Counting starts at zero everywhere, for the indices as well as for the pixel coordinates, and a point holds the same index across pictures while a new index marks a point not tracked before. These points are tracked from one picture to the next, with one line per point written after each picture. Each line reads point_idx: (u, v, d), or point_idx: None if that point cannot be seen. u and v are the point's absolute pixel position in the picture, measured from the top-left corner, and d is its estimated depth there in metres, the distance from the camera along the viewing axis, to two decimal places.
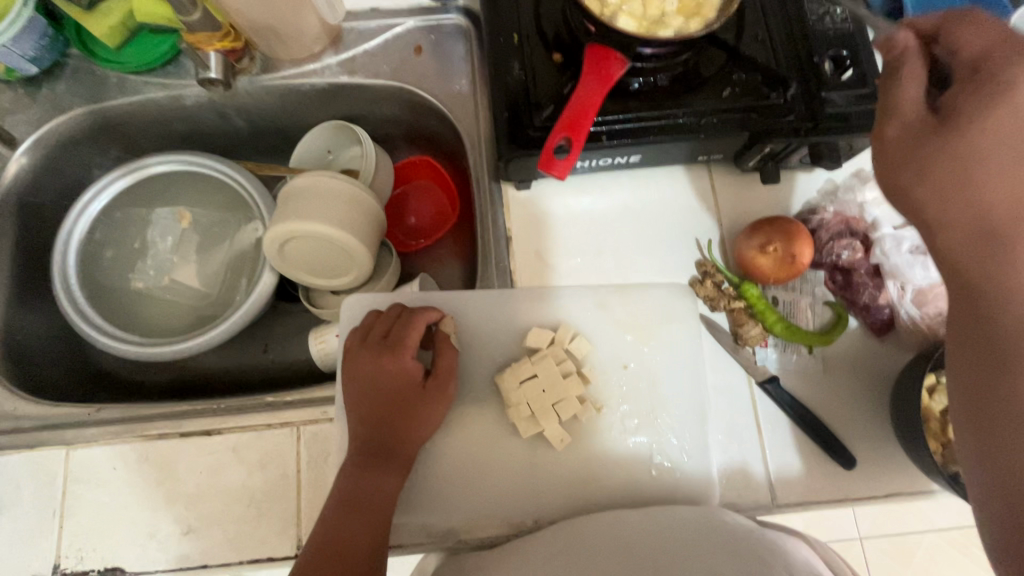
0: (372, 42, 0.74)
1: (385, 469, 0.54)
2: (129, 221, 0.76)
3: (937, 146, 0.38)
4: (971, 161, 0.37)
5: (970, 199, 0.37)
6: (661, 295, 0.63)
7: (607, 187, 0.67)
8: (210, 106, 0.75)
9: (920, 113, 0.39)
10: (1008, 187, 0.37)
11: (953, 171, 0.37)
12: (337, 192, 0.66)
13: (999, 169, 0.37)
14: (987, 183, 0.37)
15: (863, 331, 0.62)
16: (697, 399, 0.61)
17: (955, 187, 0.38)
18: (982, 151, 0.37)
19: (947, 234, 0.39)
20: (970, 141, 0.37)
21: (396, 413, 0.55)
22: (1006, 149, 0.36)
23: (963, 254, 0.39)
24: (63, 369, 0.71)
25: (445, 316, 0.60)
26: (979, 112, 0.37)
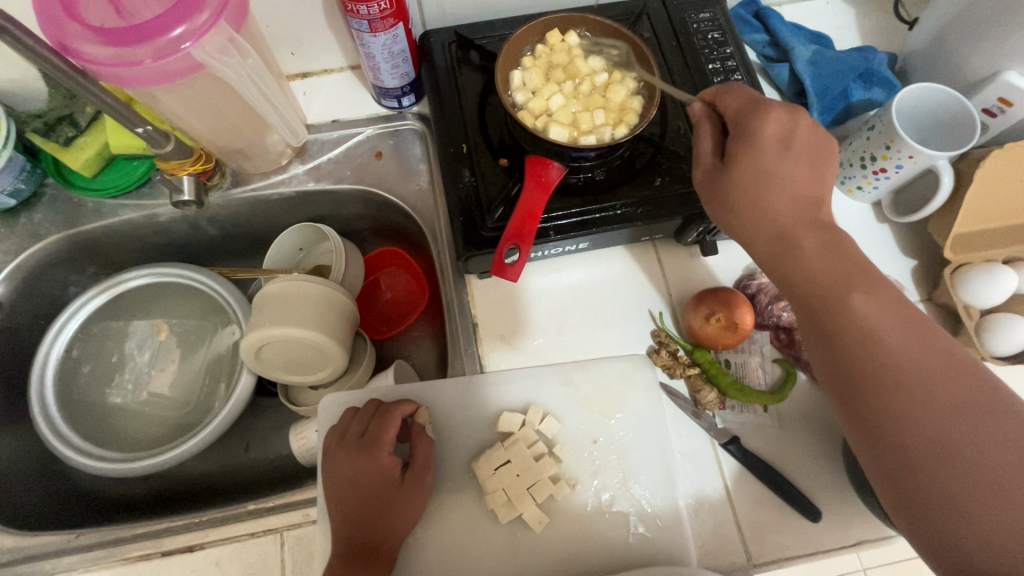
0: (335, 152, 0.80)
1: (368, 570, 0.55)
2: (107, 335, 0.78)
3: (725, 180, 0.52)
4: (750, 191, 0.51)
5: (760, 216, 0.51)
6: (621, 368, 0.67)
7: (562, 268, 0.72)
8: (183, 219, 0.79)
9: (715, 160, 0.54)
10: (778, 204, 0.50)
11: (737, 197, 0.51)
12: (307, 295, 0.70)
13: (768, 193, 0.50)
14: (765, 205, 0.51)
15: (812, 385, 0.66)
16: (665, 466, 0.63)
17: (745, 207, 0.51)
18: (751, 181, 0.51)
19: (755, 247, 0.52)
20: (747, 175, 0.51)
21: (375, 513, 0.57)
22: (766, 175, 0.50)
23: (770, 257, 0.52)
24: (39, 493, 0.71)
25: (420, 407, 0.63)
26: (743, 153, 0.51)
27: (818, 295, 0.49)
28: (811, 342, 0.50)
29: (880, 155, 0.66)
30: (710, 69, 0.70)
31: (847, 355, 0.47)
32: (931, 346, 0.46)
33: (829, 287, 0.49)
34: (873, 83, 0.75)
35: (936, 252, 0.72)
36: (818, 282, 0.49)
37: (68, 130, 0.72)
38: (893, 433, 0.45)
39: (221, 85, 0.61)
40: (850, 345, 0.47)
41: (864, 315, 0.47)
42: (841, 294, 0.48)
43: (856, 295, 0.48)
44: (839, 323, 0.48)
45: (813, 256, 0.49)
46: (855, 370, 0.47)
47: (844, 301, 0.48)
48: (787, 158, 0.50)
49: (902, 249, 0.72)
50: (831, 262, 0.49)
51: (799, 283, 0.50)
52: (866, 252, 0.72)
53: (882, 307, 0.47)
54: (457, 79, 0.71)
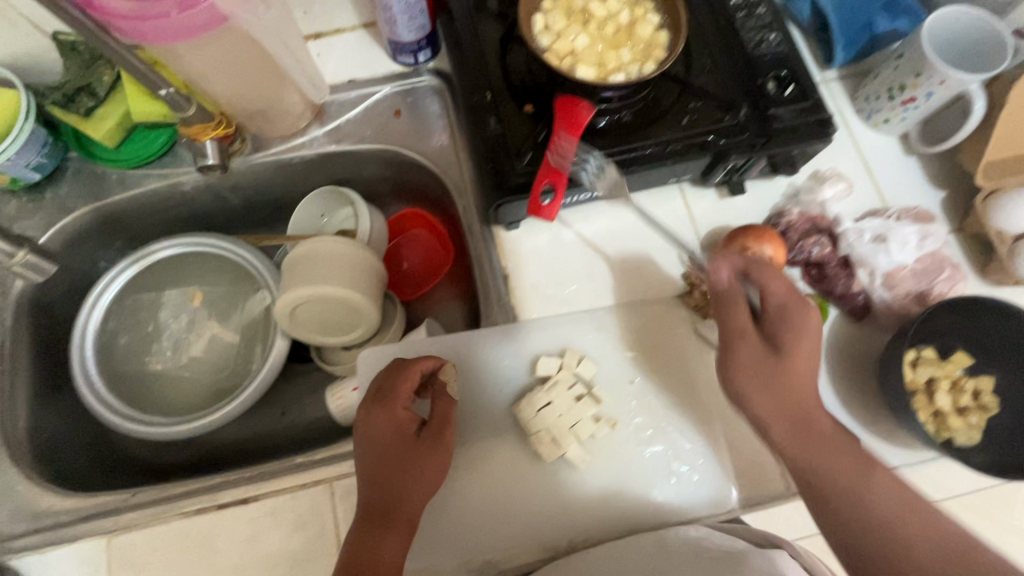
0: (353, 112, 0.79)
1: (388, 531, 0.51)
2: (140, 307, 0.79)
3: (770, 375, 0.50)
4: (779, 372, 0.50)
5: (786, 395, 0.50)
6: (655, 310, 0.68)
7: (589, 217, 0.72)
8: (206, 188, 0.79)
9: (756, 336, 0.52)
10: (807, 396, 0.50)
11: (778, 392, 0.50)
12: (339, 254, 0.71)
13: (785, 359, 0.50)
14: (784, 367, 0.50)
15: (844, 318, 0.67)
16: (702, 403, 0.64)
17: (779, 399, 0.50)
18: (785, 390, 0.50)
19: (739, 379, 0.52)
20: (792, 376, 0.50)
21: (394, 469, 0.53)
22: (799, 385, 0.50)
23: (750, 371, 0.51)
24: (89, 460, 0.73)
25: (443, 364, 0.61)
26: (796, 352, 0.50)
27: (819, 481, 0.49)
28: (804, 472, 0.50)
29: (910, 83, 0.65)
30: (733, 4, 0.68)
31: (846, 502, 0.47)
32: (940, 537, 0.45)
33: (825, 465, 0.49)
34: (899, 11, 0.72)
35: (965, 181, 0.71)
36: (802, 419, 0.50)
37: (86, 101, 0.71)
38: None
39: (243, 41, 0.61)
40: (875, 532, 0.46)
41: (874, 506, 0.47)
42: (850, 483, 0.48)
43: (838, 456, 0.49)
44: (851, 504, 0.47)
45: (793, 381, 0.50)
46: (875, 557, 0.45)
47: (855, 493, 0.47)
48: (816, 361, 0.51)
49: (931, 180, 0.72)
50: (797, 393, 0.50)
51: (786, 408, 0.50)
52: (893, 185, 0.71)
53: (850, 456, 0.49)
54: (476, 26, 0.69)
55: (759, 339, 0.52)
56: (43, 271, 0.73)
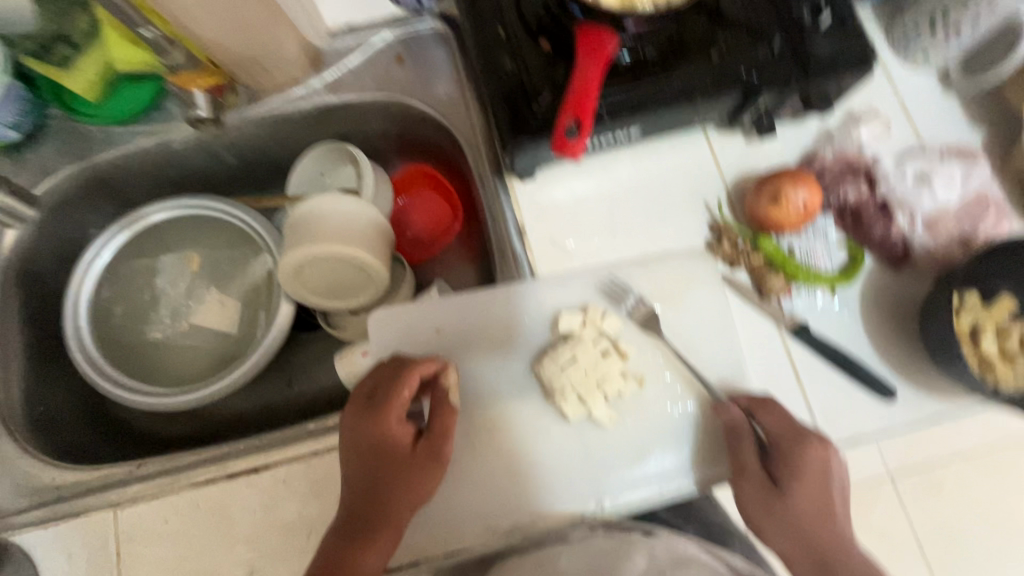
0: (352, 59, 0.74)
1: (369, 543, 0.51)
2: (135, 274, 0.75)
3: (780, 510, 0.52)
4: (788, 512, 0.52)
5: (793, 529, 0.52)
6: (682, 262, 0.64)
7: (608, 166, 0.67)
8: (198, 146, 0.74)
9: (766, 480, 0.54)
10: (814, 514, 0.52)
11: (784, 532, 0.52)
12: (345, 212, 0.67)
13: (798, 504, 0.52)
14: (794, 509, 0.52)
15: (880, 266, 0.63)
16: (734, 357, 0.61)
17: (789, 530, 0.52)
18: (798, 522, 0.52)
19: (768, 532, 0.53)
20: (796, 509, 0.52)
21: (381, 481, 0.53)
22: (823, 518, 0.52)
23: (760, 514, 0.53)
24: (91, 434, 0.70)
25: (447, 367, 0.58)
26: (801, 489, 0.52)
27: None
28: None
29: (954, 7, 0.61)
30: None
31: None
32: None
33: None
34: None
35: (1008, 119, 0.67)
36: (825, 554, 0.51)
37: (64, 51, 0.66)
38: None
39: None
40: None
41: None
42: None
43: (831, 528, 0.52)
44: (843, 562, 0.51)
45: (812, 518, 0.52)
46: None
47: None
48: (827, 501, 0.52)
49: (972, 118, 0.67)
50: (818, 533, 0.52)
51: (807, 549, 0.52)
52: (933, 123, 0.67)
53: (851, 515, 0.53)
54: None
55: (771, 485, 0.53)
56: (20, 219, 0.68)
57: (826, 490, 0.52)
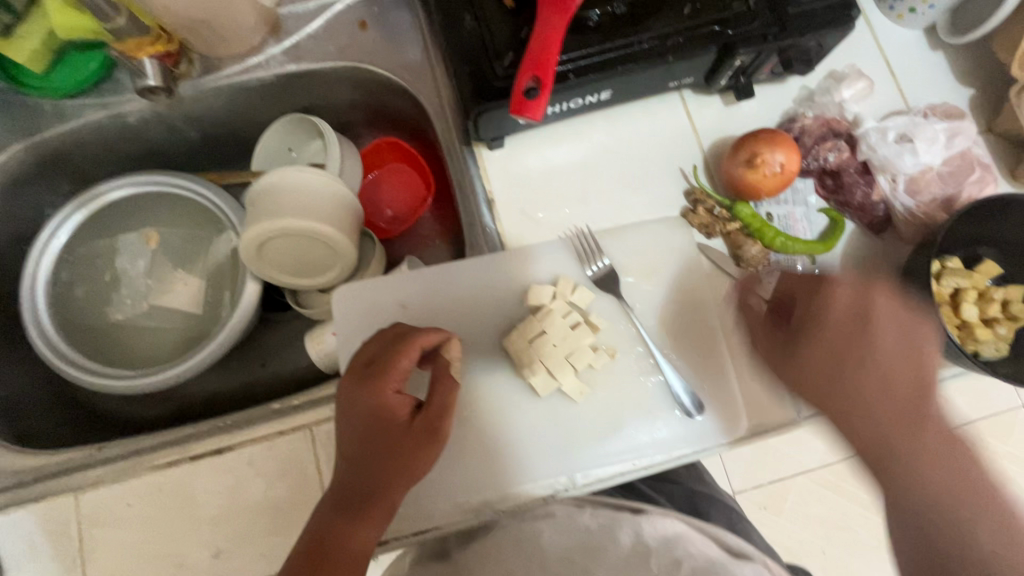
0: (313, 25, 0.70)
1: (362, 520, 0.48)
2: (94, 254, 0.72)
3: (800, 347, 0.51)
4: (823, 349, 0.49)
5: (863, 371, 0.47)
6: (657, 232, 0.62)
7: (581, 133, 0.65)
8: (155, 119, 0.71)
9: (781, 329, 0.54)
10: (856, 378, 0.48)
11: (805, 366, 0.50)
12: (306, 184, 0.64)
13: (872, 362, 0.48)
14: (871, 357, 0.48)
15: (861, 232, 0.61)
16: (710, 328, 0.60)
17: (822, 378, 0.49)
18: (827, 361, 0.49)
19: (800, 357, 0.51)
20: (850, 348, 0.49)
21: (376, 455, 0.49)
22: (856, 359, 0.48)
23: (806, 345, 0.50)
24: (56, 419, 0.68)
25: (449, 338, 0.53)
26: (823, 321, 0.50)
27: (885, 459, 0.45)
28: (884, 438, 0.46)
29: None
30: None
31: (884, 458, 0.45)
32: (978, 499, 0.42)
33: (896, 446, 0.45)
34: None
35: (996, 77, 0.64)
36: (877, 412, 0.46)
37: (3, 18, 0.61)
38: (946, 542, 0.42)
39: None
40: (895, 427, 0.45)
41: (933, 479, 0.43)
42: (906, 462, 0.44)
43: (868, 381, 0.47)
44: (908, 446, 0.45)
45: (862, 380, 0.47)
46: (900, 466, 0.44)
47: (905, 467, 0.44)
48: (866, 335, 0.49)
49: (960, 77, 0.65)
50: (899, 408, 0.46)
51: (858, 412, 0.47)
52: (919, 83, 0.64)
53: (880, 372, 0.48)
54: None
55: (787, 336, 0.53)
56: None
57: (860, 334, 0.49)
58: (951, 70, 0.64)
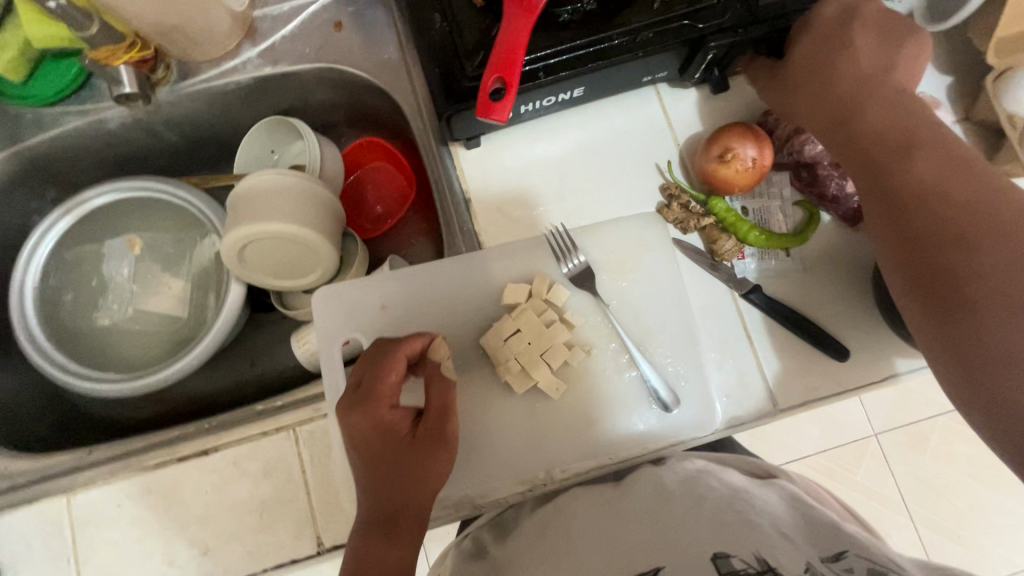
0: (289, 27, 0.70)
1: (392, 542, 0.46)
2: (81, 260, 0.73)
3: (798, 74, 0.58)
4: (834, 88, 0.56)
5: (856, 110, 0.55)
6: (633, 228, 0.62)
7: (558, 129, 0.64)
8: (136, 124, 0.72)
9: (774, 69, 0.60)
10: (875, 115, 0.54)
11: (807, 93, 0.57)
12: (283, 187, 0.64)
13: (841, 75, 0.56)
14: (858, 107, 0.55)
15: (836, 224, 0.62)
16: (686, 324, 0.60)
17: (829, 101, 0.56)
18: (845, 81, 0.55)
19: (870, 122, 0.54)
20: (846, 100, 0.55)
21: (388, 474, 0.48)
22: (846, 72, 0.56)
23: (839, 93, 0.56)
24: (50, 423, 0.70)
25: (434, 339, 0.54)
26: (811, 52, 0.57)
27: (908, 223, 0.50)
28: (893, 251, 0.52)
29: None
30: None
31: (919, 236, 0.49)
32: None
33: (952, 193, 0.49)
34: None
35: (973, 65, 0.64)
36: (927, 188, 0.50)
37: None
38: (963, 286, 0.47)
39: None
40: (926, 215, 0.49)
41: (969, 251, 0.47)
42: (944, 196, 0.49)
43: (925, 155, 0.51)
44: (932, 225, 0.49)
45: (874, 106, 0.54)
46: (958, 273, 0.47)
47: (936, 222, 0.49)
48: (885, 82, 0.55)
49: (937, 65, 0.64)
50: (944, 163, 0.50)
51: (904, 193, 0.51)
52: None
53: (887, 116, 0.54)
54: None
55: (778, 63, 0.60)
56: None
57: (894, 107, 0.54)
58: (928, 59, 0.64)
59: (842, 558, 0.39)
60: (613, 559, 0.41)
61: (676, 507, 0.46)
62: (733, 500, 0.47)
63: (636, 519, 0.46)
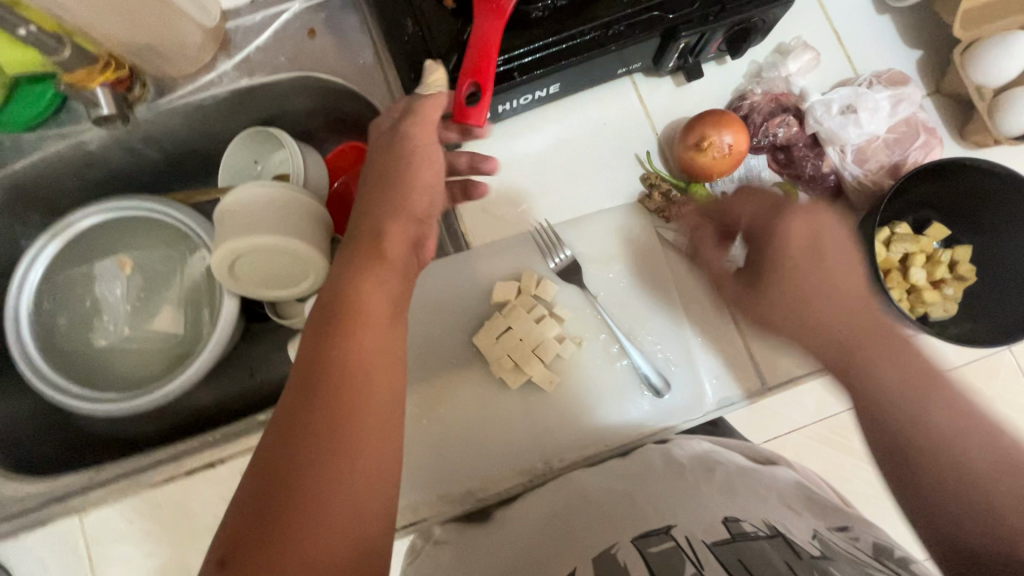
0: (262, 37, 0.70)
1: (373, 297, 0.43)
2: (73, 283, 0.73)
3: (763, 301, 0.53)
4: (790, 299, 0.51)
5: (804, 308, 0.50)
6: (614, 219, 0.64)
7: (537, 126, 0.65)
8: (116, 144, 0.72)
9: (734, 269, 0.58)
10: (825, 310, 0.50)
11: (786, 317, 0.52)
12: (267, 198, 0.65)
13: (796, 293, 0.51)
14: (812, 315, 0.50)
15: (814, 203, 0.63)
16: (671, 309, 0.62)
17: (797, 324, 0.51)
18: (796, 296, 0.51)
19: (820, 342, 0.50)
20: (797, 276, 0.51)
21: (387, 182, 0.50)
22: (804, 301, 0.51)
23: (796, 296, 0.51)
24: (56, 445, 0.71)
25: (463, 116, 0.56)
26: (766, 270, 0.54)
27: (848, 376, 0.49)
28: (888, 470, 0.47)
29: None
30: None
31: (872, 397, 0.47)
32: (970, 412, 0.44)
33: (861, 345, 0.48)
34: None
35: (941, 37, 0.65)
36: (845, 346, 0.49)
37: None
38: (916, 432, 0.45)
39: None
40: (848, 353, 0.49)
41: (891, 381, 0.46)
42: (863, 355, 0.48)
43: (820, 297, 0.51)
44: (868, 364, 0.47)
45: (808, 283, 0.51)
46: (903, 421, 0.45)
47: (866, 365, 0.47)
48: (825, 273, 0.51)
49: (906, 39, 0.65)
50: (853, 323, 0.50)
51: (830, 344, 0.49)
52: (866, 48, 0.65)
53: (805, 256, 0.52)
54: None
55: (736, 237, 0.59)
56: None
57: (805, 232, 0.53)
58: (896, 34, 0.65)
59: (850, 530, 0.41)
60: (629, 515, 0.43)
61: (687, 477, 0.48)
62: (745, 474, 0.49)
63: (649, 486, 0.47)
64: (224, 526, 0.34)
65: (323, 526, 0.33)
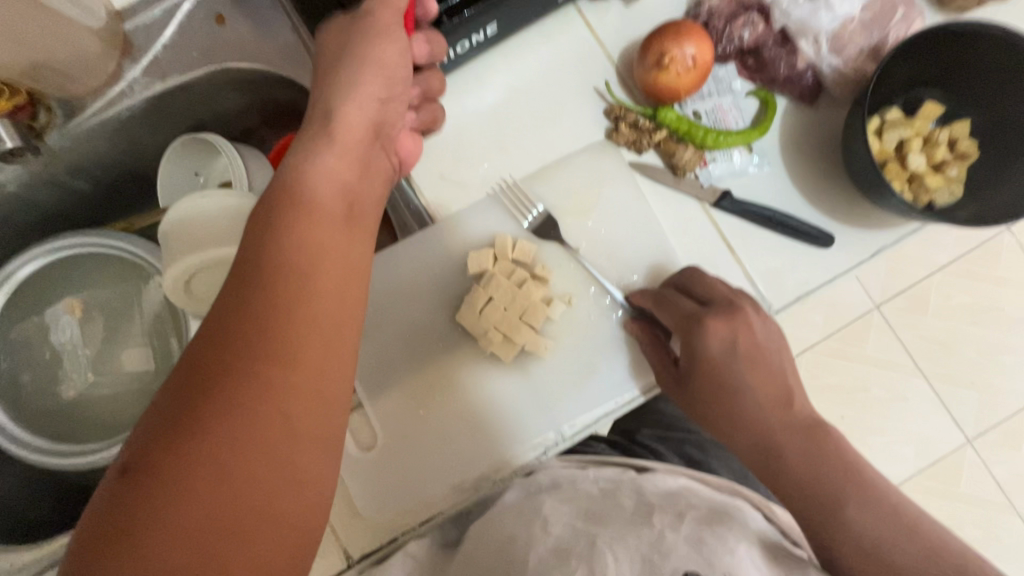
0: (166, 34, 0.63)
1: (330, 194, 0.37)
2: (28, 337, 0.69)
3: (697, 392, 0.49)
4: (718, 392, 0.48)
5: (725, 403, 0.47)
6: (582, 163, 0.59)
7: (484, 77, 0.59)
8: (38, 181, 0.66)
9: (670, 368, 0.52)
10: (760, 402, 0.47)
11: (710, 410, 0.48)
12: (208, 208, 0.59)
13: (735, 377, 0.48)
14: (752, 403, 0.47)
15: (795, 105, 0.58)
16: (659, 247, 0.58)
17: (721, 415, 0.48)
18: (716, 391, 0.48)
19: (746, 434, 0.47)
20: (720, 388, 0.48)
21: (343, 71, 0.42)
22: (727, 388, 0.48)
23: (746, 381, 0.47)
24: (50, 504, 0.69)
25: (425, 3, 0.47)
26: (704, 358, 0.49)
27: (787, 476, 0.44)
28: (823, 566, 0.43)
29: None
30: None
31: (804, 497, 0.43)
32: (904, 526, 0.40)
33: (772, 438, 0.46)
34: None
35: None
36: (767, 443, 0.46)
37: None
38: (862, 543, 0.40)
39: None
40: (763, 454, 0.46)
41: (853, 507, 0.41)
42: (781, 449, 0.45)
43: (745, 399, 0.47)
44: (793, 466, 0.44)
45: (755, 382, 0.48)
46: (832, 522, 0.41)
47: (778, 454, 0.45)
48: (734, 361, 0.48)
49: None
50: (782, 420, 0.46)
51: (748, 438, 0.46)
52: None
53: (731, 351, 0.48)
54: None
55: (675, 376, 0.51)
56: None
57: (735, 406, 0.47)
58: None
59: None
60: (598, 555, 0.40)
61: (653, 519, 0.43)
62: (720, 516, 0.44)
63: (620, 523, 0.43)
64: (140, 427, 0.30)
65: (249, 444, 0.29)
